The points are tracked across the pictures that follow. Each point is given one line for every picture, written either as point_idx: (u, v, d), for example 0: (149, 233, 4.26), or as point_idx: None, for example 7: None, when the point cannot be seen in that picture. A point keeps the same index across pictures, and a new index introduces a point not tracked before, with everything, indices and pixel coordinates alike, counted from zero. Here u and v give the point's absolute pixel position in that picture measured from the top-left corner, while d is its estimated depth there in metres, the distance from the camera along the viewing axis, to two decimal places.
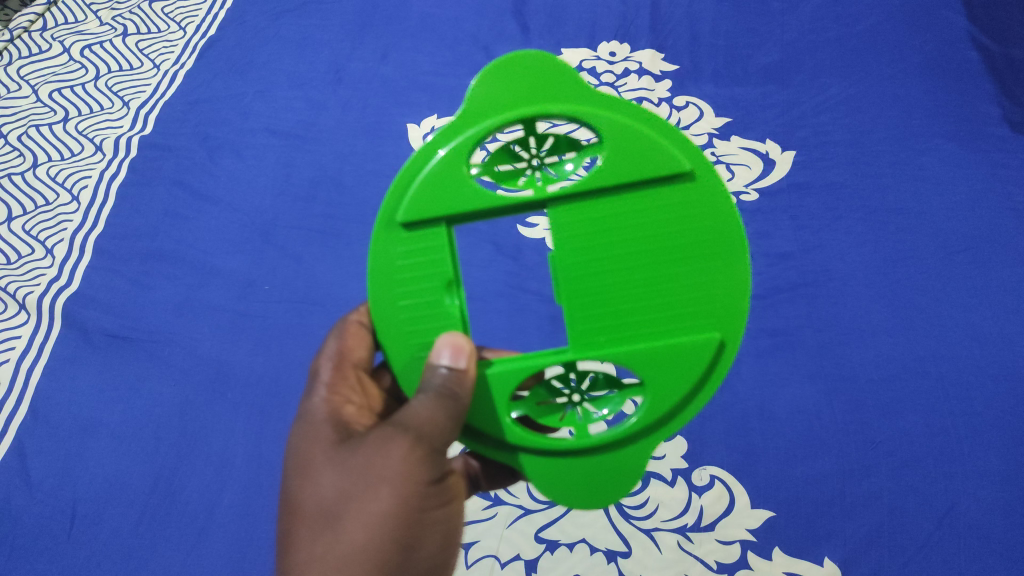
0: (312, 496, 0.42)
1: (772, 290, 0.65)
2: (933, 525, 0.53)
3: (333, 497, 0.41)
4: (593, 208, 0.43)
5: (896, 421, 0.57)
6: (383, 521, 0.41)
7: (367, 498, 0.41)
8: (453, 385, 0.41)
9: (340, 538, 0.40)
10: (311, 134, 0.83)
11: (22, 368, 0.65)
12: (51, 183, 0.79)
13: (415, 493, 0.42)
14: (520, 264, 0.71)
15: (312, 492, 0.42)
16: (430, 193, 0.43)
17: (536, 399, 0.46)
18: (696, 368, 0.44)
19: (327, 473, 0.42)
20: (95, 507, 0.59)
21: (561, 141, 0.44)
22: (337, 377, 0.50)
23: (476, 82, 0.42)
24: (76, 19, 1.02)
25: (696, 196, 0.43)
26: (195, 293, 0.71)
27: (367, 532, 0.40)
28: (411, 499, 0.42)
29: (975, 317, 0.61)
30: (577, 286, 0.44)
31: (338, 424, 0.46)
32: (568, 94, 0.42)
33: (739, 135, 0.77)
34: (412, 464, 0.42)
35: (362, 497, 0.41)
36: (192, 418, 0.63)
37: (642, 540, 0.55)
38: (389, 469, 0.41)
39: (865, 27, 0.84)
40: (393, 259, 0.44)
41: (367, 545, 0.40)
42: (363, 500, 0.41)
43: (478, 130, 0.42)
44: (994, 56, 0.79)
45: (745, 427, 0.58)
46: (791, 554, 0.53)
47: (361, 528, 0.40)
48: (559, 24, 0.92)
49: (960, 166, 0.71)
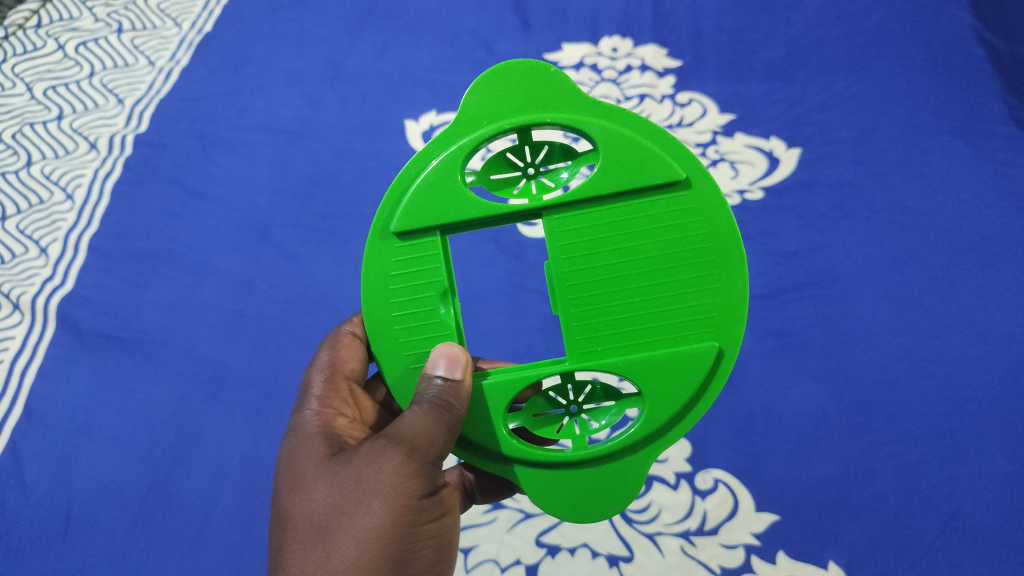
0: (303, 510, 0.41)
1: (779, 290, 0.64)
2: (939, 527, 0.51)
3: (325, 510, 0.41)
4: (587, 218, 0.44)
5: (903, 423, 0.56)
6: (376, 536, 0.40)
7: (360, 511, 0.40)
8: (448, 397, 0.41)
9: (332, 553, 0.39)
10: (309, 131, 0.82)
11: (16, 369, 0.64)
12: (45, 181, 0.78)
13: (408, 507, 0.41)
14: (521, 263, 0.70)
15: (303, 506, 0.41)
16: (425, 202, 0.44)
17: (534, 410, 0.46)
18: (696, 379, 0.43)
19: (319, 487, 0.41)
20: (89, 510, 0.58)
21: (556, 150, 0.45)
22: (329, 390, 0.50)
23: (470, 92, 0.44)
24: (70, 15, 1.01)
25: (692, 204, 0.43)
26: (191, 293, 0.70)
27: (359, 547, 0.39)
28: (404, 512, 0.41)
29: (982, 317, 0.60)
30: (573, 295, 0.44)
31: (329, 436, 0.45)
32: (561, 103, 0.44)
33: (745, 132, 0.76)
34: (405, 477, 0.41)
35: (354, 511, 0.40)
36: (188, 421, 0.62)
37: (645, 544, 0.54)
38: (382, 482, 0.40)
39: (871, 22, 0.83)
40: (387, 268, 0.45)
41: (360, 561, 0.39)
42: (355, 514, 0.40)
43: (472, 138, 0.44)
44: (1000, 52, 0.77)
45: (750, 430, 0.58)
46: (796, 558, 0.52)
47: (353, 543, 0.39)
48: (559, 19, 0.90)
49: (965, 165, 0.69)
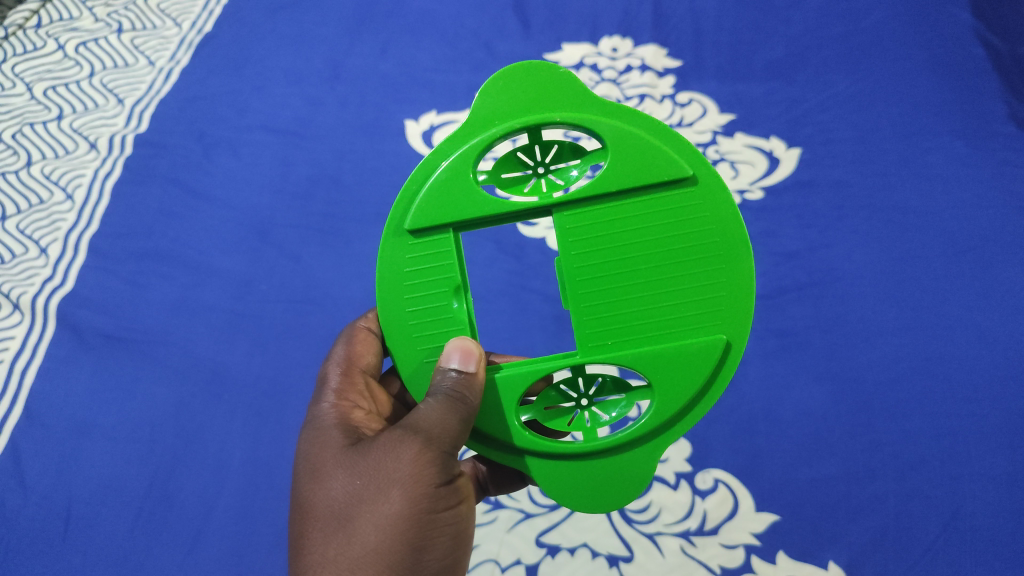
0: (322, 499, 0.41)
1: (779, 291, 0.64)
2: (939, 528, 0.51)
3: (344, 498, 0.41)
4: (598, 212, 0.44)
5: (903, 423, 0.56)
6: (395, 523, 0.40)
7: (378, 499, 0.40)
8: (463, 388, 0.42)
9: (352, 540, 0.39)
10: (309, 131, 0.82)
11: (16, 369, 0.64)
12: (45, 181, 0.78)
13: (426, 494, 0.41)
14: (522, 263, 0.70)
15: (323, 494, 0.41)
16: (437, 201, 0.44)
17: (545, 403, 0.47)
18: (703, 372, 0.43)
19: (338, 476, 0.42)
20: (90, 509, 0.58)
21: (565, 148, 0.46)
22: (345, 383, 0.50)
23: (480, 94, 0.44)
24: (70, 15, 1.01)
25: (698, 200, 0.43)
26: (191, 293, 0.70)
27: (379, 534, 0.39)
28: (422, 500, 0.40)
29: (983, 318, 0.60)
30: (583, 289, 0.44)
31: (346, 427, 0.45)
32: (570, 102, 0.44)
33: (745, 132, 0.76)
34: (423, 465, 0.41)
35: (373, 498, 0.40)
36: (189, 421, 0.62)
37: (645, 544, 0.54)
38: (400, 471, 0.40)
39: (871, 22, 0.82)
40: (400, 265, 0.45)
41: (379, 547, 0.39)
42: (374, 502, 0.40)
43: (483, 137, 0.44)
44: (1000, 52, 0.77)
45: (751, 430, 0.58)
46: (796, 558, 0.52)
47: (372, 531, 0.39)
48: (559, 19, 0.90)
49: (965, 165, 0.69)
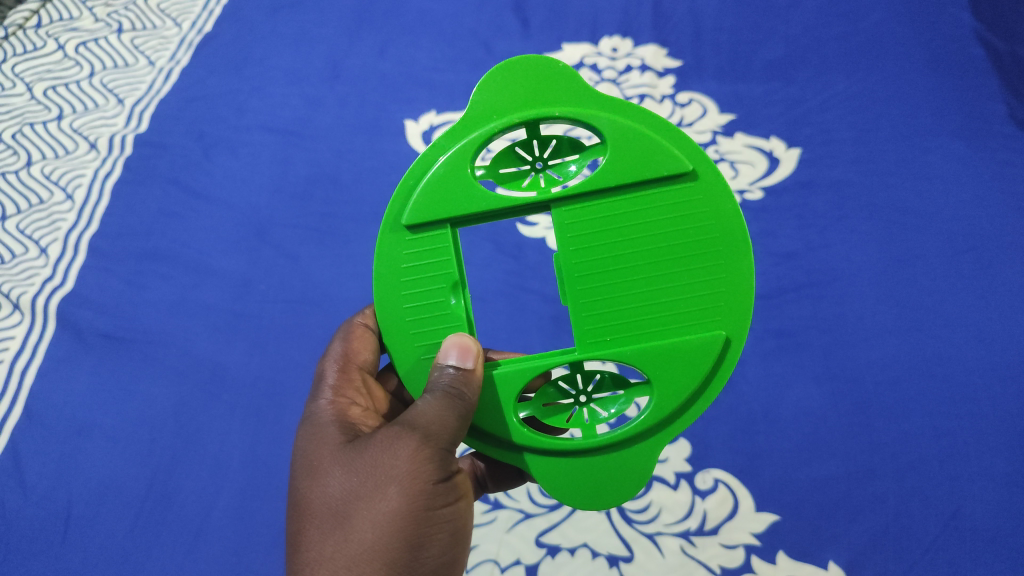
0: (320, 497, 0.41)
1: (778, 291, 0.65)
2: (938, 527, 0.51)
3: (341, 496, 0.41)
4: (596, 209, 0.44)
5: (902, 423, 0.56)
6: (393, 520, 0.39)
7: (375, 496, 0.40)
8: (460, 385, 0.42)
9: (349, 537, 0.39)
10: (309, 131, 0.82)
11: (16, 369, 0.64)
12: (45, 181, 0.78)
13: (423, 491, 0.41)
14: (521, 263, 0.70)
15: (320, 491, 0.41)
16: (435, 195, 0.44)
17: (543, 399, 0.46)
18: (702, 367, 0.43)
19: (336, 473, 0.42)
20: (90, 509, 0.58)
21: (564, 144, 0.46)
22: (343, 379, 0.50)
23: (479, 89, 0.44)
24: (70, 15, 1.01)
25: (697, 195, 0.43)
26: (191, 293, 0.70)
27: (376, 531, 0.39)
28: (420, 497, 0.40)
29: (982, 318, 0.60)
30: (581, 285, 0.44)
31: (344, 424, 0.45)
32: (569, 96, 0.44)
33: (744, 132, 0.76)
34: (420, 462, 0.41)
35: (370, 495, 0.40)
36: (188, 421, 0.62)
37: (645, 544, 0.54)
38: (397, 468, 0.40)
39: (871, 22, 0.82)
40: (398, 260, 0.45)
41: (377, 544, 0.39)
42: (371, 499, 0.40)
43: (481, 133, 0.44)
44: (1000, 52, 0.77)
45: (751, 430, 0.58)
46: (796, 558, 0.52)
47: (369, 528, 0.39)
48: (559, 19, 0.90)
49: (965, 165, 0.69)
